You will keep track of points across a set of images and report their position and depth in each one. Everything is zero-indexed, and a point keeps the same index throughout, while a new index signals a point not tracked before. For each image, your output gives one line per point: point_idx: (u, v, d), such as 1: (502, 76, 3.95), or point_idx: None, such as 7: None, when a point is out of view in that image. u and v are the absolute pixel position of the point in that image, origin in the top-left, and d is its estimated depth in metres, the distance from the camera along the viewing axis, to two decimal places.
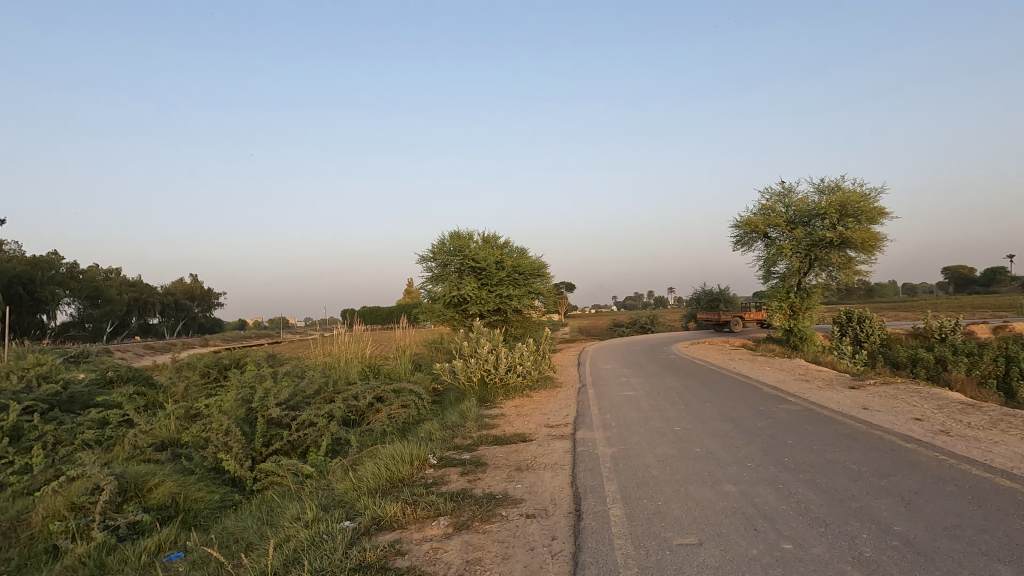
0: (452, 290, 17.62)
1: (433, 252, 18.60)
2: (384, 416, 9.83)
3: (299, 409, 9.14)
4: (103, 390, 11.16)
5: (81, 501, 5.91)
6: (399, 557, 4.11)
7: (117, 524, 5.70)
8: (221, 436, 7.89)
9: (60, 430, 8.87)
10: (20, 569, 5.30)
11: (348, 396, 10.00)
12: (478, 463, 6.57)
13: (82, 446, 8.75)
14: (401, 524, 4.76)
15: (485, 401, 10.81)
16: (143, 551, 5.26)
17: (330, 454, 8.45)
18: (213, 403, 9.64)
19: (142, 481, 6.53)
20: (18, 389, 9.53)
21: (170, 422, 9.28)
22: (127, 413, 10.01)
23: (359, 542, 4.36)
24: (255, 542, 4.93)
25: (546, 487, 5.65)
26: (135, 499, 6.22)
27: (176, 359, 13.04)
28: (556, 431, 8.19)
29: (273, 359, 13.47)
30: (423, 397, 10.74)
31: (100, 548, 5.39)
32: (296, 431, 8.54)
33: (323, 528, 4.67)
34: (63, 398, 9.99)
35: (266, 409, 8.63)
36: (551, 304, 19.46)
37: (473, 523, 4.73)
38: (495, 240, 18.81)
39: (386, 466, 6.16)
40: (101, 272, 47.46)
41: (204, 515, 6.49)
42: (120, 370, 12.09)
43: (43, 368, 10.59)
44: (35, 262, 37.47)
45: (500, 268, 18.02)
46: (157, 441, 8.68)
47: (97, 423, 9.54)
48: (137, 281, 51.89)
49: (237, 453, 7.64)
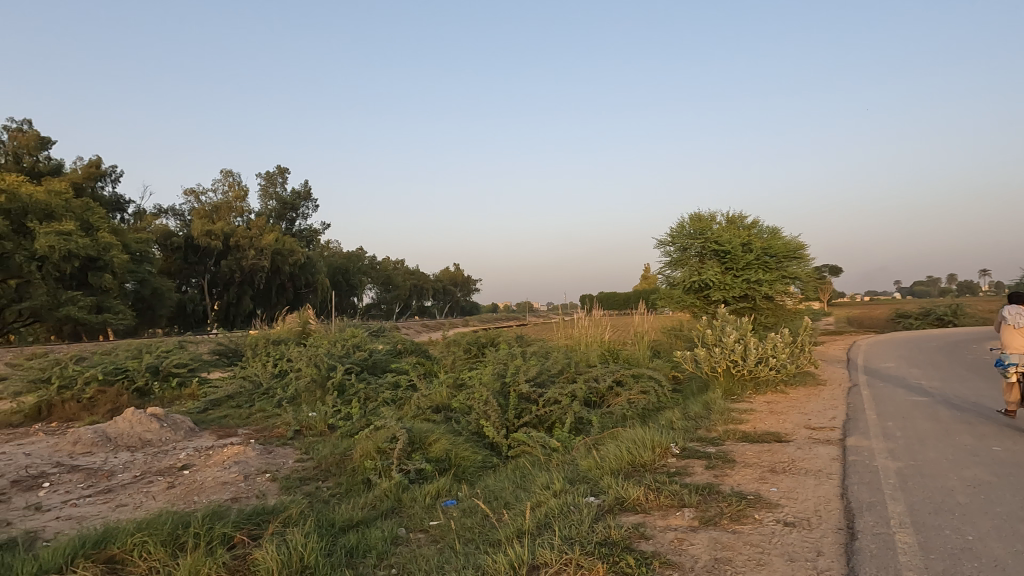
0: (692, 275, 16.81)
1: (672, 236, 17.98)
2: (624, 400, 9.88)
3: (546, 387, 9.86)
4: (395, 359, 13.79)
5: (384, 447, 7.52)
6: (644, 541, 4.12)
7: (409, 469, 7.05)
8: (482, 405, 9.08)
9: (368, 389, 11.26)
10: (348, 491, 6.83)
11: (590, 378, 10.38)
12: (725, 459, 6.15)
13: (382, 402, 10.90)
14: (645, 508, 4.77)
15: (732, 395, 10.08)
16: (427, 494, 6.35)
17: (574, 432, 8.79)
18: (475, 376, 11.03)
19: (425, 437, 7.92)
20: (342, 355, 12.58)
21: (443, 388, 10.84)
22: (412, 379, 12.09)
23: (603, 519, 4.50)
24: (511, 503, 5.50)
25: (808, 495, 5.02)
26: (421, 451, 7.60)
27: (446, 335, 15.29)
28: (820, 435, 7.20)
29: (521, 339, 14.73)
30: (663, 383, 10.51)
31: (398, 486, 6.70)
32: (543, 407, 9.14)
33: (570, 500, 4.95)
34: (369, 363, 12.73)
35: (518, 385, 9.56)
36: (812, 290, 16.89)
37: (722, 520, 4.47)
38: (743, 219, 17.30)
39: (628, 449, 6.23)
40: (392, 264, 58.53)
41: (470, 472, 7.41)
42: (405, 344, 14.77)
43: (357, 341, 13.64)
44: (350, 257, 48.47)
45: (748, 251, 16.46)
46: (434, 404, 10.24)
47: (392, 385, 11.83)
48: (417, 270, 62.59)
49: (494, 422, 8.64)
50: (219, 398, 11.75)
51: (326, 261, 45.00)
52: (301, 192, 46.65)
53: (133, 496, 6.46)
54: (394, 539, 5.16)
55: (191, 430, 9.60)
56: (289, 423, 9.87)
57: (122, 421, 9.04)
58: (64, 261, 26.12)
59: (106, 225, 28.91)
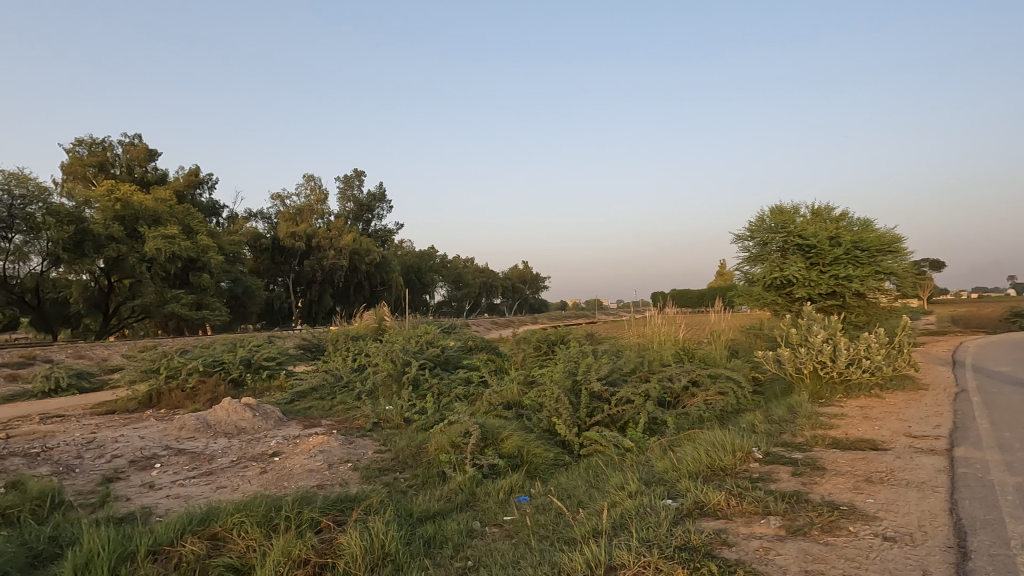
0: (773, 271, 15.96)
1: (750, 231, 17.16)
2: (700, 400, 9.55)
3: (617, 385, 9.69)
4: (466, 355, 14.05)
5: (458, 441, 7.68)
6: (726, 548, 3.96)
7: (482, 464, 7.17)
8: (553, 403, 9.10)
9: (441, 385, 11.54)
10: (424, 483, 7.02)
11: (664, 377, 10.11)
12: (813, 466, 5.79)
13: (455, 398, 11.14)
14: (726, 514, 4.57)
15: (820, 398, 9.49)
16: (501, 489, 6.43)
17: (648, 432, 8.59)
18: (546, 373, 11.03)
19: (497, 433, 8.02)
20: (416, 351, 12.97)
21: (514, 385, 10.92)
22: (484, 375, 12.26)
23: (682, 523, 4.37)
24: (585, 501, 5.46)
25: (910, 508, 4.63)
26: (494, 446, 7.70)
27: (516, 333, 15.38)
28: (922, 444, 6.61)
29: (592, 337, 14.59)
30: (743, 384, 10.06)
31: (472, 480, 6.81)
32: (615, 406, 9.00)
33: (646, 502, 4.84)
34: (441, 359, 13.04)
35: (589, 383, 9.47)
36: (909, 287, 15.55)
37: (812, 531, 4.21)
38: (830, 211, 16.22)
39: (707, 452, 6.01)
40: (463, 262, 59.74)
41: (543, 469, 7.41)
42: (476, 341, 15.01)
43: (430, 338, 14.02)
44: (422, 255, 49.99)
45: (836, 245, 15.41)
46: (505, 400, 10.33)
47: (464, 380, 12.08)
48: (486, 268, 63.55)
49: (565, 420, 8.60)
50: (304, 390, 12.46)
51: (400, 260, 46.65)
52: (376, 194, 48.54)
53: (231, 479, 6.98)
54: (469, 532, 5.27)
55: (280, 419, 10.26)
56: (368, 416, 10.31)
57: (220, 409, 9.80)
58: (169, 261, 28.64)
59: (204, 229, 31.44)
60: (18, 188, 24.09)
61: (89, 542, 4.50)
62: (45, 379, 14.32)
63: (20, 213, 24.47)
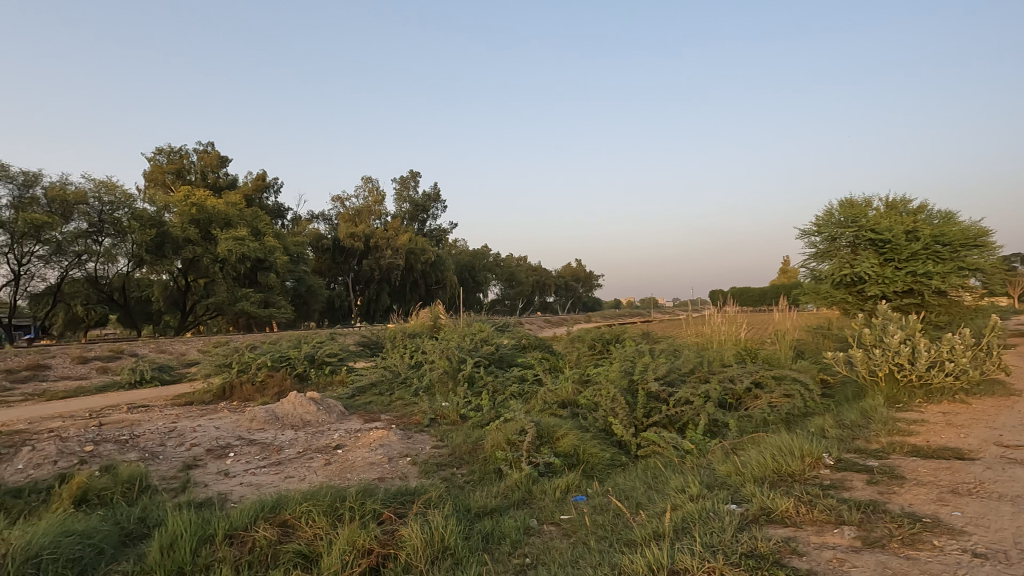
0: (842, 268, 15.15)
1: (817, 226, 16.38)
2: (764, 403, 9.18)
3: (676, 386, 9.47)
4: (520, 353, 14.12)
5: (513, 439, 7.73)
6: (796, 557, 3.79)
7: (538, 462, 7.18)
8: (610, 403, 8.98)
9: (496, 383, 11.64)
10: (481, 479, 7.09)
11: (725, 378, 9.79)
12: (890, 475, 5.45)
13: (510, 395, 11.20)
14: (795, 522, 4.37)
15: (897, 403, 8.92)
16: (557, 488, 6.41)
17: (708, 434, 8.33)
18: (601, 372, 10.91)
19: (553, 431, 8.01)
20: (471, 349, 13.15)
21: (568, 383, 10.87)
22: (538, 374, 12.27)
23: (748, 529, 4.21)
24: (644, 503, 5.35)
25: (1003, 523, 4.27)
26: (549, 444, 7.69)
27: (571, 331, 15.30)
28: (1017, 454, 6.08)
29: (648, 337, 14.30)
30: (811, 386, 9.60)
31: (528, 477, 6.84)
32: (674, 407, 8.78)
33: (709, 506, 4.70)
34: (495, 357, 13.15)
35: (646, 383, 9.29)
36: (998, 284, 14.38)
37: (891, 543, 3.96)
38: (906, 204, 15.26)
39: (773, 456, 5.77)
40: (516, 261, 60.05)
41: (599, 469, 7.33)
42: (530, 339, 15.04)
43: (485, 336, 14.17)
44: (475, 254, 50.66)
45: (913, 240, 14.46)
46: (560, 399, 10.30)
47: (518, 379, 12.12)
48: (539, 267, 63.59)
49: (622, 419, 8.48)
50: (364, 385, 12.87)
51: (454, 259, 47.44)
52: (431, 194, 49.54)
53: (298, 469, 7.31)
54: (527, 529, 5.28)
55: (342, 413, 10.64)
56: (425, 411, 10.53)
57: (287, 403, 10.27)
58: (240, 261, 30.30)
59: (271, 231, 33.05)
60: (107, 196, 26.42)
61: (173, 525, 4.82)
62: (132, 372, 15.46)
63: (109, 218, 26.78)
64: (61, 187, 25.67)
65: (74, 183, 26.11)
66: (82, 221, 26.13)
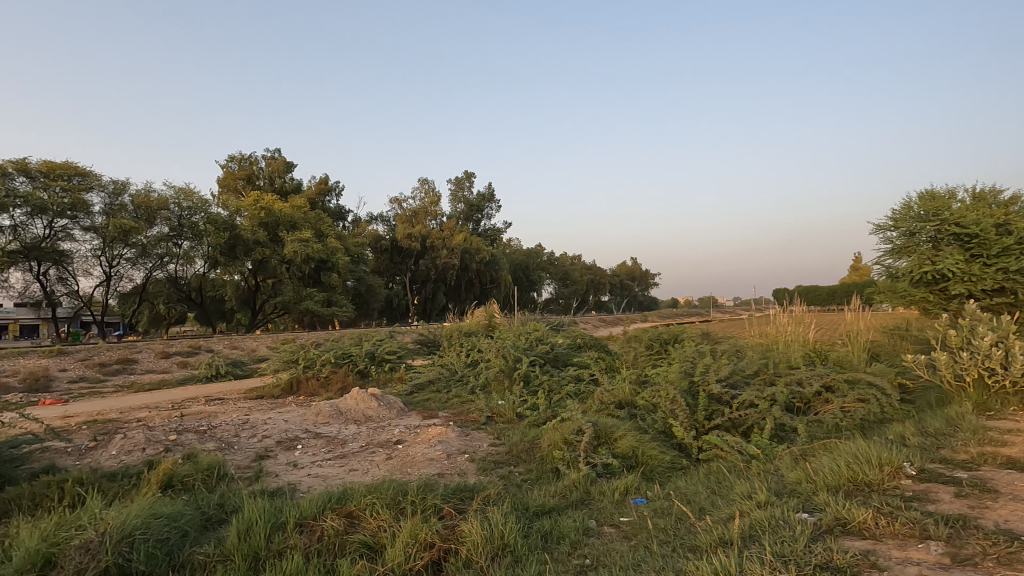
0: (922, 265, 14.16)
1: (894, 221, 15.44)
2: (836, 407, 8.70)
3: (739, 388, 9.13)
4: (576, 353, 14.02)
5: (571, 439, 7.69)
6: (876, 572, 3.57)
7: (596, 463, 7.11)
8: (669, 405, 8.78)
9: (552, 382, 11.62)
10: (538, 478, 7.09)
11: (792, 381, 9.35)
12: (982, 488, 5.03)
13: (566, 394, 11.15)
14: (874, 535, 4.12)
15: (987, 410, 8.24)
16: (616, 490, 6.32)
17: (775, 439, 7.98)
18: (659, 373, 10.67)
19: (611, 432, 7.91)
20: (526, 348, 13.18)
21: (625, 384, 10.71)
22: (594, 374, 12.15)
23: (822, 540, 4.00)
24: (708, 508, 5.20)
25: None
26: (607, 445, 7.60)
27: (627, 330, 15.06)
28: None
29: (708, 337, 13.86)
30: (888, 391, 9.01)
31: (587, 478, 6.78)
32: (737, 410, 8.47)
33: (779, 514, 4.51)
34: (551, 356, 13.13)
35: (707, 384, 9.01)
36: None
37: (985, 562, 3.67)
38: (996, 196, 14.14)
39: (848, 464, 5.46)
40: (570, 260, 59.77)
41: (659, 472, 7.16)
42: (585, 339, 14.92)
43: (540, 335, 14.16)
44: (529, 253, 50.81)
45: (1005, 234, 13.34)
46: (617, 399, 10.15)
47: (574, 378, 12.05)
48: (593, 266, 63.01)
49: (682, 421, 8.26)
50: (422, 382, 13.15)
51: (509, 259, 47.75)
52: (486, 194, 50.04)
53: (362, 462, 7.56)
54: (586, 530, 5.23)
55: (401, 410, 10.91)
56: (482, 409, 10.65)
57: (350, 398, 10.65)
58: (305, 262, 31.69)
59: (333, 232, 34.36)
60: (185, 202, 28.48)
61: (249, 512, 5.09)
62: (209, 366, 16.49)
63: (188, 223, 28.79)
64: (146, 195, 27.85)
65: (157, 190, 28.22)
66: (164, 225, 28.28)
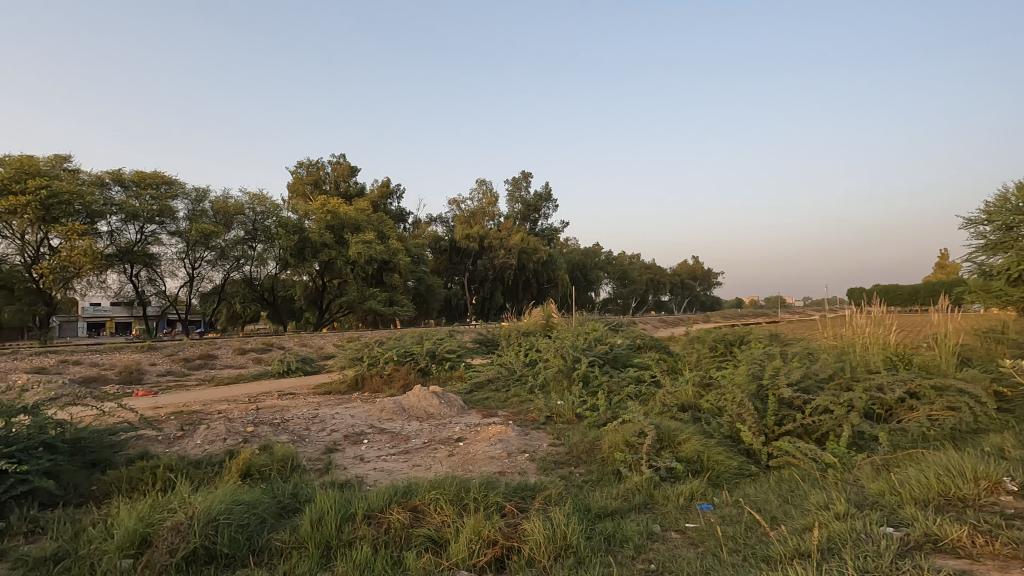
0: (1021, 261, 12.97)
1: (987, 214, 14.26)
2: (922, 415, 8.11)
3: (812, 393, 8.67)
4: (636, 353, 13.77)
5: (633, 441, 7.56)
6: None
7: (659, 467, 6.95)
8: (736, 408, 8.46)
9: (612, 383, 11.47)
10: (600, 479, 7.01)
11: (871, 386, 8.79)
12: None
13: (626, 396, 10.97)
14: (970, 553, 3.81)
15: None
16: (681, 495, 6.16)
17: (853, 448, 7.52)
18: (725, 376, 10.30)
19: (674, 435, 7.72)
20: (585, 348, 13.08)
21: (688, 386, 10.41)
22: (655, 375, 11.89)
23: (911, 556, 3.74)
24: (781, 517, 4.97)
25: None
26: (671, 449, 7.42)
27: (689, 331, 14.64)
28: None
29: (777, 338, 13.27)
30: (983, 399, 8.30)
31: (650, 481, 6.64)
32: (810, 416, 8.05)
33: (860, 527, 4.25)
34: (610, 357, 12.95)
35: (777, 388, 8.62)
36: None
37: None
38: None
39: (938, 477, 5.07)
40: (628, 259, 58.83)
41: (726, 478, 6.91)
42: (645, 339, 14.63)
43: (599, 335, 14.00)
44: (587, 253, 50.46)
45: None
46: (680, 402, 9.88)
47: (634, 379, 11.85)
48: (653, 265, 61.73)
49: (750, 426, 7.94)
50: (482, 381, 13.31)
51: (566, 258, 47.58)
52: (543, 194, 50.05)
53: (425, 458, 7.74)
54: (650, 535, 5.13)
55: (462, 408, 11.07)
56: (541, 409, 10.65)
57: (412, 395, 10.92)
58: (368, 263, 32.81)
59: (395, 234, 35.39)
60: (259, 207, 30.22)
61: (321, 502, 5.32)
62: (281, 362, 17.39)
63: (261, 227, 30.52)
64: (224, 200, 29.67)
65: (234, 197, 30.03)
66: (239, 229, 30.18)
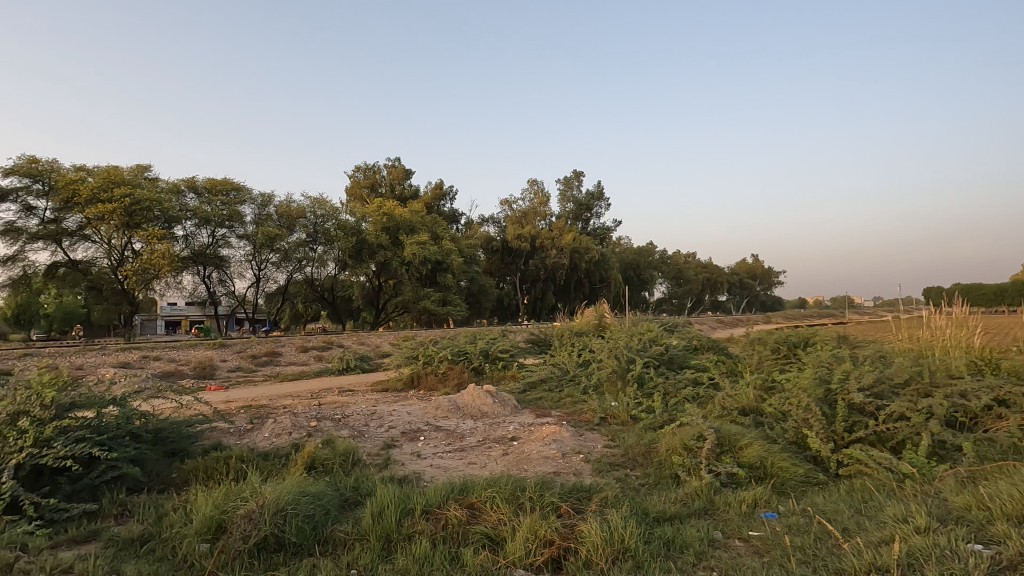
0: None
1: None
2: (1013, 424, 7.48)
3: (886, 398, 8.17)
4: (693, 355, 13.41)
5: (692, 444, 7.36)
6: None
7: (720, 472, 6.74)
8: (802, 413, 8.08)
9: (668, 385, 11.21)
10: (657, 483, 6.86)
11: (954, 392, 8.18)
12: None
13: (683, 398, 10.70)
14: None
15: None
16: (743, 501, 5.94)
17: (934, 458, 7.03)
18: (789, 379, 9.86)
19: (735, 439, 7.46)
20: (640, 349, 12.85)
21: (750, 389, 10.03)
22: (713, 377, 11.54)
23: None
24: (854, 529, 4.71)
25: None
26: (732, 454, 7.17)
27: (749, 332, 14.13)
28: None
29: (846, 340, 12.59)
30: None
31: (710, 487, 6.45)
32: (884, 423, 7.59)
33: (945, 542, 3.96)
34: (666, 358, 12.67)
35: (847, 393, 8.17)
36: None
37: None
38: None
39: None
40: (683, 258, 57.41)
41: (792, 485, 6.62)
42: (702, 340, 14.23)
43: (654, 336, 13.72)
44: (640, 252, 49.63)
45: None
46: (741, 405, 9.54)
47: (691, 381, 11.54)
48: (709, 264, 60.00)
49: (818, 432, 7.56)
50: (535, 381, 13.30)
51: (619, 258, 46.98)
52: (596, 193, 49.59)
53: (480, 456, 7.82)
54: (711, 542, 4.97)
55: (515, 407, 11.12)
56: (595, 410, 10.54)
57: (466, 394, 11.04)
58: (423, 264, 33.50)
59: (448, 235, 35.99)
60: (320, 210, 31.50)
61: (381, 496, 5.47)
62: (340, 360, 18.02)
63: (321, 229, 31.78)
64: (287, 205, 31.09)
65: (297, 201, 31.42)
66: (302, 232, 31.55)
